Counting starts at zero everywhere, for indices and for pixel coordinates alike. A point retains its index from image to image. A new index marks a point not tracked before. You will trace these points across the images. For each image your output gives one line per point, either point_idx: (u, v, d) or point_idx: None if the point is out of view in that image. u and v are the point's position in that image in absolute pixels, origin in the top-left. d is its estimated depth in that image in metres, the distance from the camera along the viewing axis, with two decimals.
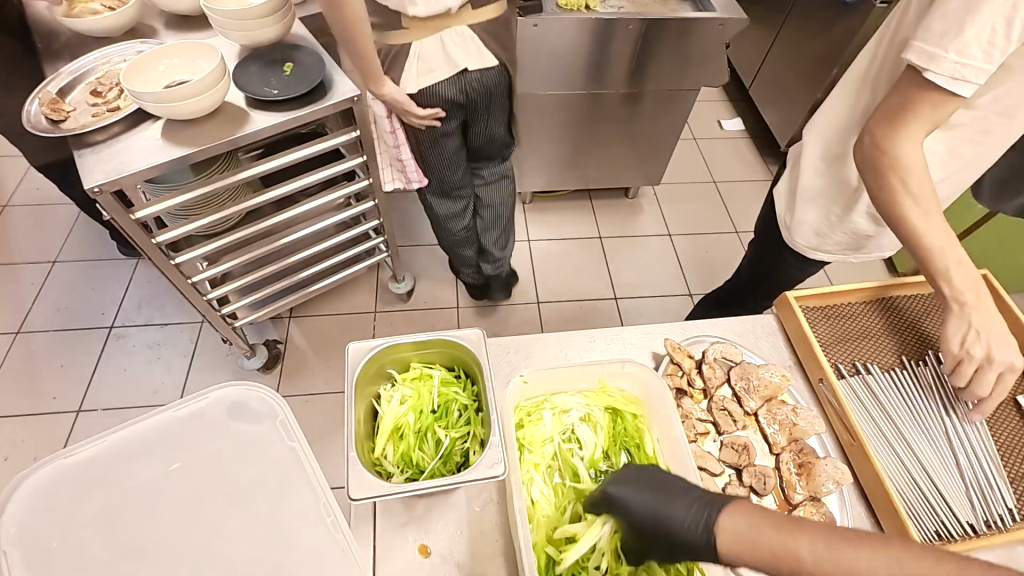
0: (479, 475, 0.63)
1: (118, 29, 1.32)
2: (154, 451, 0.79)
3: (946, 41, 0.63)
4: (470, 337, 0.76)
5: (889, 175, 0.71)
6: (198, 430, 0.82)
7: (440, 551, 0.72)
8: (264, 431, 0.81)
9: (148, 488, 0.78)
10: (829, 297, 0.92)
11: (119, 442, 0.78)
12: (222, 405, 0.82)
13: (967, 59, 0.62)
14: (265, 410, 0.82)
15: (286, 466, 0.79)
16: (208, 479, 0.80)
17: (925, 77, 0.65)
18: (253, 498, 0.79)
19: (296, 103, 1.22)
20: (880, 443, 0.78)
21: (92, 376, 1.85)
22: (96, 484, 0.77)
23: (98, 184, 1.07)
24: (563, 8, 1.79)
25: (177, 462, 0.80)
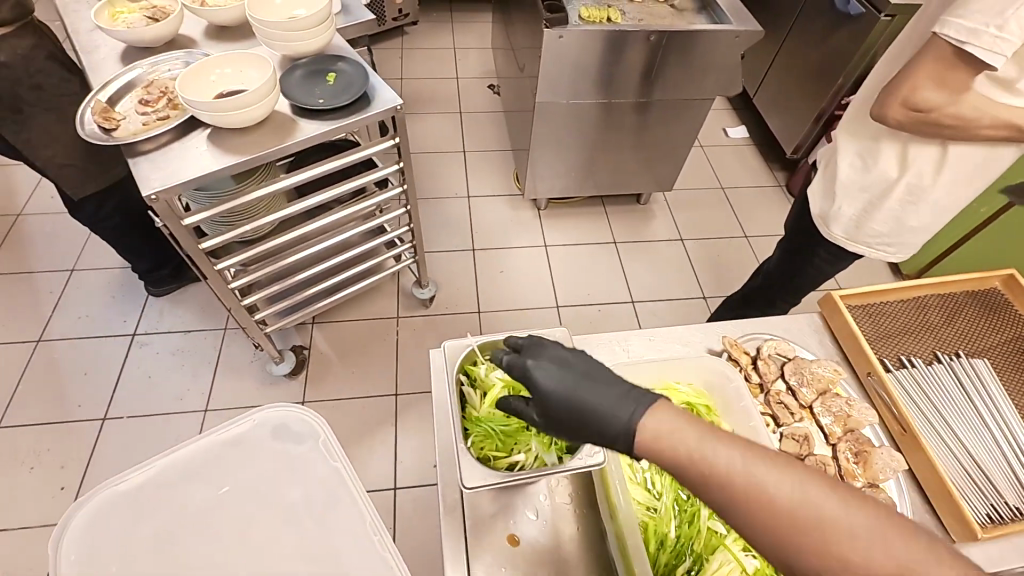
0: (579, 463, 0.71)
1: (162, 40, 1.34)
2: (200, 477, 0.89)
3: (985, 18, 0.74)
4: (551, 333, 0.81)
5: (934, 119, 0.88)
6: (245, 452, 0.91)
7: (529, 539, 0.75)
8: (306, 450, 0.91)
9: (209, 513, 0.87)
10: (871, 294, 0.97)
11: (172, 469, 0.88)
12: (265, 429, 0.92)
13: (1005, 34, 0.74)
14: (310, 431, 0.92)
15: (331, 486, 0.89)
16: (255, 499, 0.89)
17: (965, 49, 0.77)
18: (300, 515, 0.88)
19: (341, 113, 1.25)
20: (929, 433, 0.83)
21: (117, 384, 1.85)
22: (148, 509, 0.85)
23: (155, 192, 1.09)
24: (585, 20, 1.86)
25: (225, 486, 0.89)
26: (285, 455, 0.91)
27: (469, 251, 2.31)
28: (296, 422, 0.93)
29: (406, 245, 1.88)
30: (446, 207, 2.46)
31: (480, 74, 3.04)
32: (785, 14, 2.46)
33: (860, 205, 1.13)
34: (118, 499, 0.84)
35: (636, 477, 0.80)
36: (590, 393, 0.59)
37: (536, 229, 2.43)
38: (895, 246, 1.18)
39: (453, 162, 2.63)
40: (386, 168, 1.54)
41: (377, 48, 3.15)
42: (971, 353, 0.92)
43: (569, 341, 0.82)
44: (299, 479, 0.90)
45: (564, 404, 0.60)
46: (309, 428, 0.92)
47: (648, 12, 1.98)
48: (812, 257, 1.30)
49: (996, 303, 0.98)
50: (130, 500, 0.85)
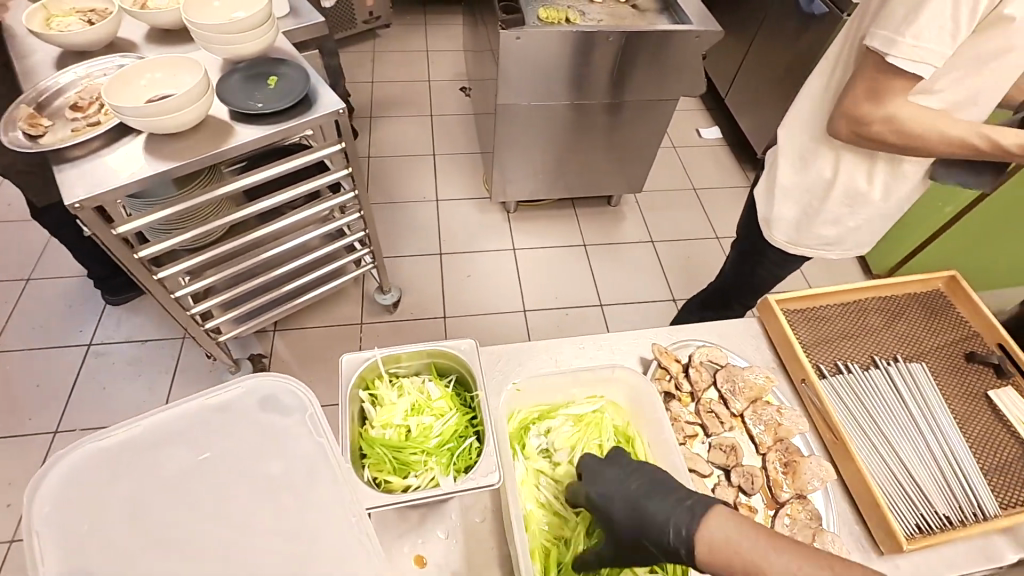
0: (477, 484, 0.64)
1: (98, 44, 1.31)
2: (167, 443, 0.57)
3: (903, 29, 0.73)
4: (462, 346, 0.78)
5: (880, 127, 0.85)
6: (224, 425, 0.60)
7: (436, 561, 0.72)
8: (293, 424, 0.61)
9: (148, 500, 0.54)
10: (810, 299, 0.95)
11: (134, 435, 0.56)
12: (255, 394, 0.62)
13: (924, 42, 0.73)
14: (300, 403, 0.62)
15: (314, 466, 0.60)
16: (232, 476, 0.58)
17: (888, 61, 0.76)
18: (281, 505, 0.58)
19: (280, 118, 1.22)
20: (861, 441, 0.81)
21: (70, 396, 1.80)
22: (101, 489, 0.53)
23: (78, 201, 1.06)
24: (544, 21, 1.84)
25: (202, 453, 0.58)
26: (267, 433, 0.60)
27: (436, 255, 2.29)
28: (288, 393, 0.63)
29: (364, 250, 1.85)
30: (414, 211, 2.43)
31: (451, 76, 3.02)
32: (751, 14, 2.45)
33: (802, 208, 1.11)
34: (98, 458, 0.54)
35: (542, 495, 0.76)
36: (651, 502, 0.63)
37: (505, 232, 2.41)
38: (840, 247, 1.17)
39: (423, 165, 2.60)
40: (335, 173, 1.50)
41: (348, 51, 3.11)
42: (910, 357, 0.90)
43: (475, 352, 0.77)
44: (283, 456, 0.59)
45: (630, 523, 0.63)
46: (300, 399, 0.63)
47: (610, 13, 1.96)
48: (762, 260, 1.28)
49: (938, 305, 0.97)
50: (113, 463, 0.54)
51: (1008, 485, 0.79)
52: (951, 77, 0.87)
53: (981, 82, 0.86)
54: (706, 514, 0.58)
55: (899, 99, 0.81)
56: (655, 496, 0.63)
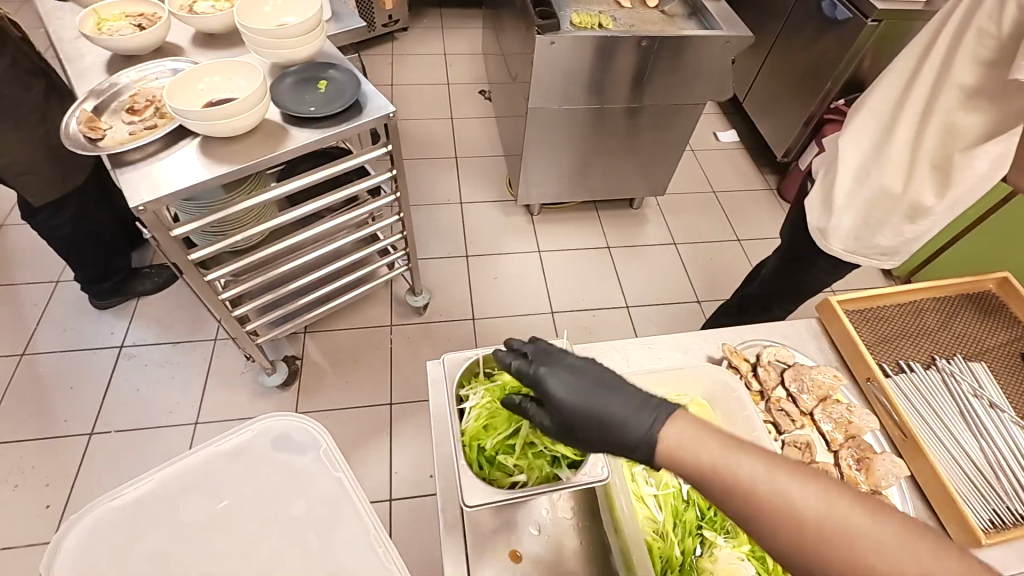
0: (584, 480, 0.71)
1: (148, 48, 1.32)
2: (202, 489, 0.91)
3: None
4: (556, 345, 0.83)
5: None
6: (241, 469, 0.93)
7: (531, 556, 0.74)
8: (307, 462, 0.93)
9: (176, 537, 0.88)
10: (869, 300, 0.97)
11: (166, 485, 0.90)
12: (264, 439, 0.94)
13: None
14: (308, 441, 0.94)
15: (336, 493, 0.92)
16: (255, 511, 0.92)
17: None
18: (304, 529, 0.91)
19: (333, 121, 1.24)
20: (930, 438, 0.82)
21: (104, 399, 1.81)
22: (143, 526, 0.87)
23: (143, 204, 1.07)
24: (576, 26, 1.87)
25: (224, 501, 0.92)
26: (282, 471, 0.93)
27: (463, 258, 2.30)
28: (299, 431, 0.95)
29: (398, 253, 1.86)
30: (439, 214, 2.45)
31: (471, 80, 3.04)
32: (772, 19, 2.49)
33: (853, 211, 1.13)
34: (113, 515, 0.86)
35: (642, 493, 0.79)
36: (610, 405, 0.64)
37: (530, 234, 2.43)
38: (897, 257, 1.18)
39: (446, 168, 2.62)
40: (379, 176, 1.52)
41: (368, 54, 3.13)
42: (969, 356, 0.93)
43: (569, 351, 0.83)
44: (306, 496, 0.92)
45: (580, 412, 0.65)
46: (311, 439, 0.94)
47: (638, 17, 1.98)
48: (808, 264, 1.31)
49: (991, 305, 0.99)
50: (129, 513, 0.87)
51: None
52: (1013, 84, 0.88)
53: None
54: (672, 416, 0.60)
55: None
56: None
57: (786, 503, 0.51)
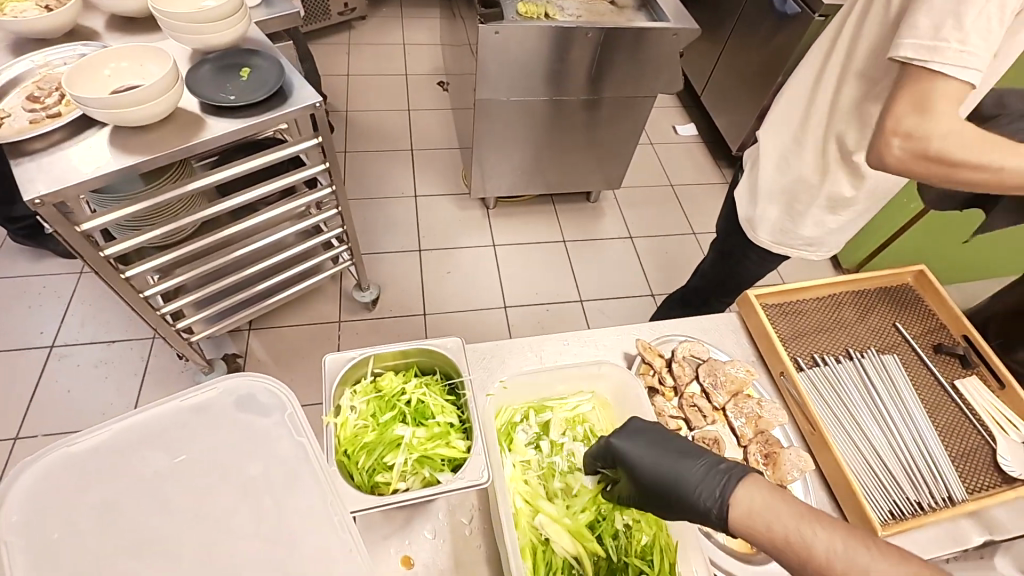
0: (463, 484, 0.65)
1: (57, 32, 1.24)
2: (158, 440, 0.63)
3: (945, 35, 0.68)
4: (447, 344, 0.78)
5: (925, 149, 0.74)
6: (201, 425, 0.66)
7: (422, 562, 0.72)
8: (272, 424, 0.67)
9: (125, 507, 0.60)
10: (788, 294, 0.97)
11: (122, 436, 0.62)
12: (231, 397, 0.67)
13: (969, 48, 0.67)
14: (278, 403, 0.68)
15: (292, 465, 0.65)
16: (216, 477, 0.63)
17: (931, 68, 0.70)
18: (262, 503, 0.63)
19: (255, 110, 1.19)
20: (838, 432, 0.83)
21: (31, 401, 1.72)
22: (88, 486, 0.59)
23: (39, 197, 1.00)
24: (523, 16, 1.84)
25: (184, 455, 0.63)
26: (244, 434, 0.66)
27: (416, 252, 2.26)
28: (265, 391, 0.69)
29: (341, 247, 1.81)
30: (392, 208, 2.40)
31: (428, 70, 2.98)
32: (726, 13, 2.49)
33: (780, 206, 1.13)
34: (59, 465, 0.58)
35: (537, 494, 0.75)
36: (684, 468, 0.65)
37: (484, 228, 2.40)
38: (821, 247, 1.20)
39: (400, 160, 2.57)
40: (312, 168, 1.47)
41: (322, 43, 3.04)
42: (883, 349, 0.93)
43: (460, 353, 0.77)
44: (264, 457, 0.65)
45: (657, 475, 0.67)
46: (278, 399, 0.68)
47: (588, 8, 1.95)
48: (741, 257, 1.31)
49: (907, 299, 1.00)
50: (72, 466, 0.59)
51: (973, 469, 0.82)
52: None
53: None
54: (742, 480, 0.61)
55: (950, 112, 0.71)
56: (689, 459, 0.66)
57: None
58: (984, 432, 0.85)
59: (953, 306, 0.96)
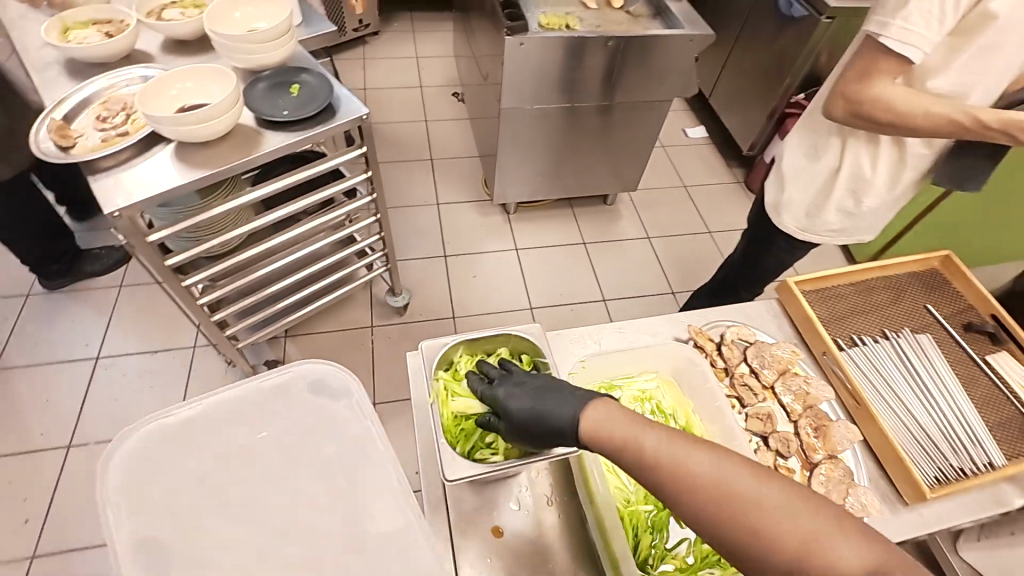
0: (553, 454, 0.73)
1: (117, 55, 1.32)
2: (231, 426, 0.85)
3: (893, 13, 0.87)
4: (531, 329, 0.85)
5: (870, 104, 0.97)
6: (279, 402, 0.88)
7: (513, 530, 0.79)
8: (343, 406, 0.87)
9: (187, 495, 0.80)
10: (823, 280, 1.03)
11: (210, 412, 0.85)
12: (303, 381, 0.88)
13: (910, 26, 0.86)
14: (345, 387, 0.88)
15: (364, 445, 0.85)
16: (290, 451, 0.85)
17: (881, 41, 0.89)
18: (333, 471, 0.84)
19: (306, 124, 1.26)
20: (880, 405, 0.89)
21: (81, 410, 1.78)
22: (158, 470, 0.80)
23: (117, 210, 1.07)
24: (545, 27, 1.91)
25: (263, 432, 0.86)
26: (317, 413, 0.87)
27: (442, 258, 2.33)
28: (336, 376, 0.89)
29: (376, 254, 1.87)
30: (416, 215, 2.47)
31: (444, 82, 3.07)
32: (733, 18, 2.58)
33: (810, 197, 1.20)
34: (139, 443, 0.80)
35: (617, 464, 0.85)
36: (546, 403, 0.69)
37: (506, 233, 2.47)
38: (850, 235, 1.25)
39: (421, 169, 2.64)
40: (354, 179, 1.54)
41: (339, 59, 3.13)
42: (916, 329, 0.99)
43: (542, 339, 0.85)
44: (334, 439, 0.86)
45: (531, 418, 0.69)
46: (347, 384, 0.88)
47: (604, 18, 2.03)
48: (770, 249, 1.38)
49: (936, 282, 1.06)
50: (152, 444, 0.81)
51: (1010, 438, 0.88)
52: (950, 71, 0.95)
53: (975, 75, 0.95)
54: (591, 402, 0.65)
55: (888, 80, 0.93)
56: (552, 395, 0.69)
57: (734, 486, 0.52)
58: (1017, 403, 0.91)
59: (980, 287, 1.02)
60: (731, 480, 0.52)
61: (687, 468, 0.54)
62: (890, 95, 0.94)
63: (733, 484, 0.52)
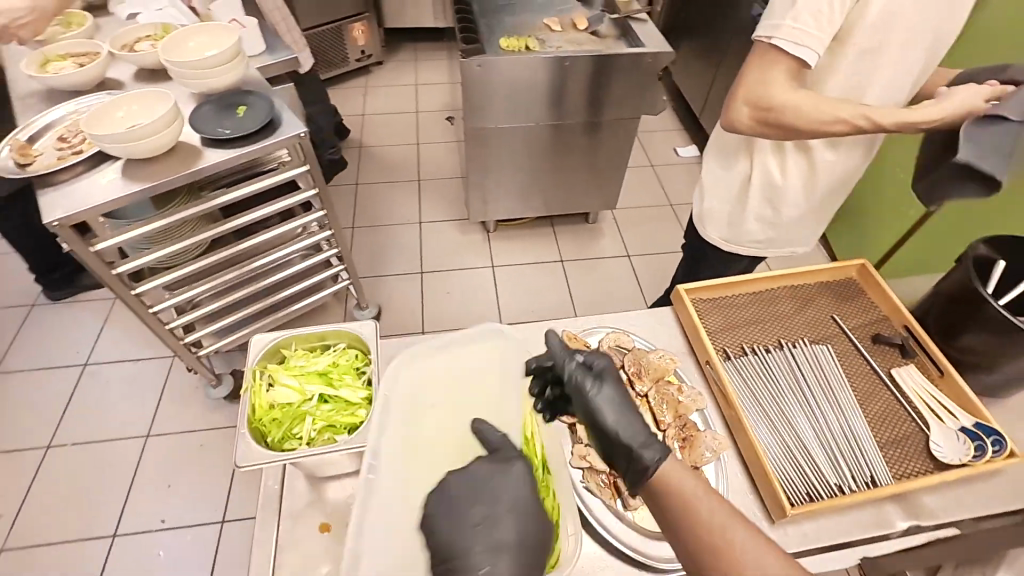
0: (358, 442, 0.75)
1: (88, 83, 1.45)
2: None
3: (781, 14, 0.84)
4: (365, 328, 0.89)
5: (769, 111, 0.91)
6: None
7: (339, 526, 0.80)
8: None
9: None
10: (719, 289, 1.00)
11: None
12: None
13: (801, 26, 0.83)
14: None
15: None
16: None
17: (773, 43, 0.85)
18: None
19: (247, 141, 1.34)
20: (760, 418, 0.85)
21: (64, 413, 1.85)
22: None
23: (57, 219, 1.17)
24: (506, 50, 1.97)
25: None
26: None
27: (418, 274, 2.38)
28: None
29: (339, 266, 1.92)
30: (398, 233, 2.53)
31: (438, 107, 3.18)
32: (716, 38, 2.58)
33: (728, 207, 1.18)
34: None
35: None
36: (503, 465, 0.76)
37: (484, 251, 2.50)
38: (776, 246, 1.21)
39: (407, 190, 2.72)
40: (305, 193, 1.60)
41: (341, 87, 3.30)
42: (817, 340, 0.94)
43: (373, 336, 0.88)
44: None
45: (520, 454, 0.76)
46: None
47: (569, 40, 2.08)
48: (702, 262, 1.35)
49: (849, 292, 1.01)
50: None
51: (904, 456, 0.82)
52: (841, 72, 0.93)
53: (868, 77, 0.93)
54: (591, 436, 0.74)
55: (785, 82, 0.89)
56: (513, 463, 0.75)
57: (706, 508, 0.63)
58: (919, 420, 0.84)
59: (893, 297, 0.96)
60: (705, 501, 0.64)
61: (702, 524, 0.62)
62: (790, 99, 0.89)
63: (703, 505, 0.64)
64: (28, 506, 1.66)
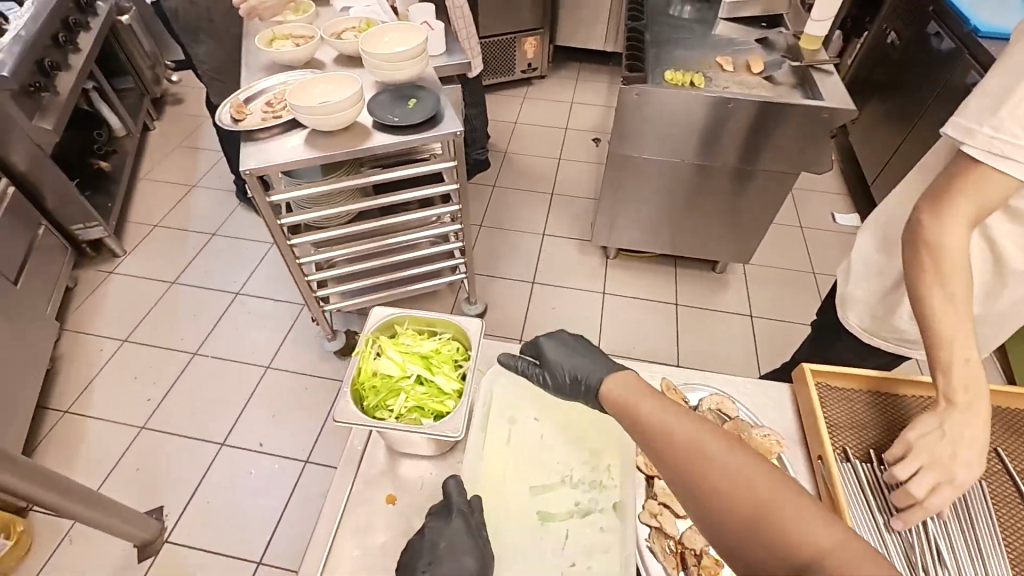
0: (438, 431, 0.80)
1: (299, 60, 1.69)
2: None
3: (982, 118, 0.73)
4: (471, 324, 0.95)
5: (921, 251, 0.76)
6: None
7: (403, 502, 0.85)
8: None
9: None
10: (853, 380, 0.90)
11: None
12: None
13: (1006, 136, 0.70)
14: None
15: None
16: None
17: (963, 149, 0.74)
18: None
19: (410, 131, 1.47)
20: (873, 537, 0.76)
21: (212, 329, 2.17)
22: None
23: (248, 169, 1.37)
24: (668, 82, 1.94)
25: None
26: None
27: (529, 283, 2.42)
28: None
29: (461, 259, 2.02)
30: (520, 240, 2.61)
31: (588, 128, 3.22)
32: (912, 102, 2.29)
33: (881, 291, 1.05)
34: None
35: None
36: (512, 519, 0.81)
37: (599, 276, 2.47)
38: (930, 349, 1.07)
39: (538, 201, 2.79)
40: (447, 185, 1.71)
41: (502, 94, 3.47)
42: None
43: (475, 332, 0.93)
44: None
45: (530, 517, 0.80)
46: None
47: (739, 81, 1.98)
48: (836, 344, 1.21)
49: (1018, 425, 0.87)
50: None
51: None
52: None
53: None
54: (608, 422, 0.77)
55: (961, 225, 0.73)
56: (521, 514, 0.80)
57: (704, 451, 0.64)
58: None
59: None
60: (694, 441, 0.65)
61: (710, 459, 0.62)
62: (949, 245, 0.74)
63: (701, 446, 0.64)
64: (170, 398, 1.96)
